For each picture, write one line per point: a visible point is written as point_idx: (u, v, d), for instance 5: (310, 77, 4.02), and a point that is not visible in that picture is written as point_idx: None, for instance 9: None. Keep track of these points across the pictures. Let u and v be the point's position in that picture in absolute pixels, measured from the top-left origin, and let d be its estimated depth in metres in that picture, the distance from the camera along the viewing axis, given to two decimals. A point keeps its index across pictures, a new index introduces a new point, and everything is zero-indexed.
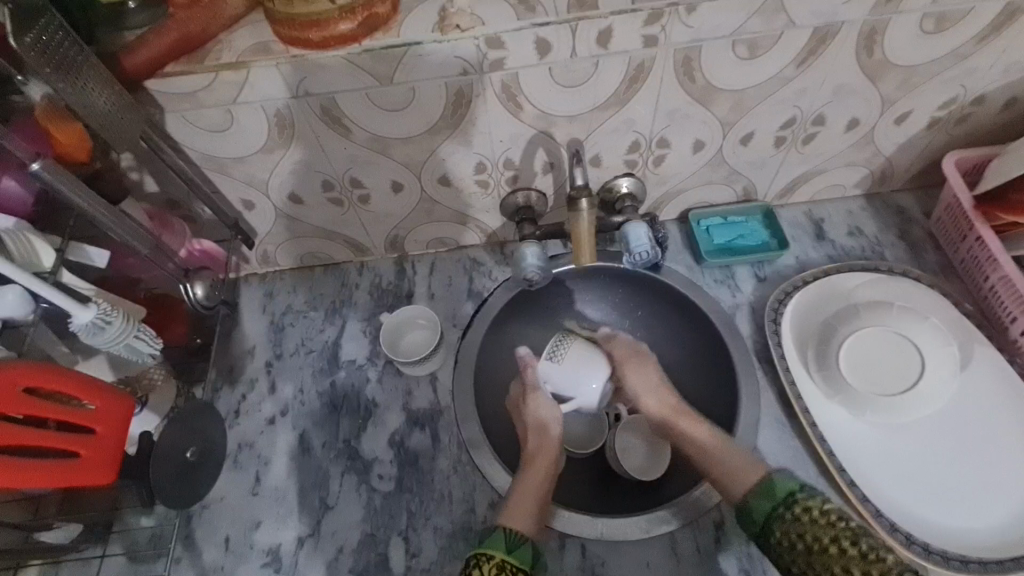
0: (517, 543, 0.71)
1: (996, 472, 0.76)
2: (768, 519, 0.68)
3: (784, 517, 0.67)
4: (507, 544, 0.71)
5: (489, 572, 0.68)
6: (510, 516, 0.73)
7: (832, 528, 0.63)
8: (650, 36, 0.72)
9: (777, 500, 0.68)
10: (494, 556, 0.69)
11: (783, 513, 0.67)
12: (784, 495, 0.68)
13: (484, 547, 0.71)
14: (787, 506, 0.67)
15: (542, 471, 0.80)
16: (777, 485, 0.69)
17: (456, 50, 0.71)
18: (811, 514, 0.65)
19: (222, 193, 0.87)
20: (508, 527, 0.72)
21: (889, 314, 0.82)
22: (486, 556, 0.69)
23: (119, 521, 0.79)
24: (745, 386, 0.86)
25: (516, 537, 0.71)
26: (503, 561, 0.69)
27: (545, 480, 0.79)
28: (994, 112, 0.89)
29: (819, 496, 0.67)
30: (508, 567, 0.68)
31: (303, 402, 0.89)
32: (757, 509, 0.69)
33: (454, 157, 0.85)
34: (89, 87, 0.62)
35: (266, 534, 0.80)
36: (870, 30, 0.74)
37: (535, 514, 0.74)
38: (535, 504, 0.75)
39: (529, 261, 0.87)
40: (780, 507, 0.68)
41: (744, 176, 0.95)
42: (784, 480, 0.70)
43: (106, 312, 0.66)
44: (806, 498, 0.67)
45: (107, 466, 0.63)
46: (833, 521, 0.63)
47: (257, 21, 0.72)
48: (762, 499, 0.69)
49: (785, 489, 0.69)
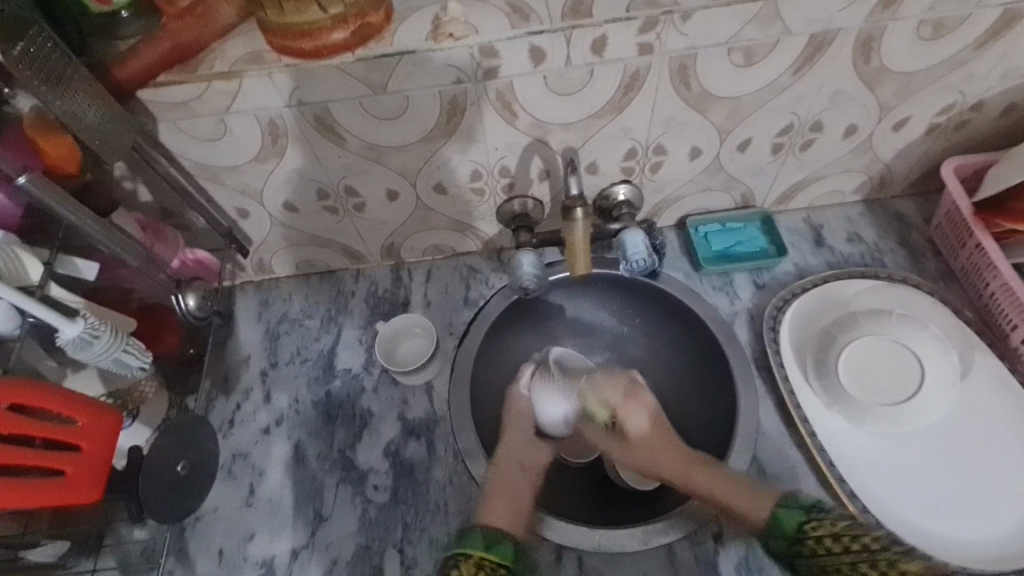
0: (495, 540, 0.71)
1: (997, 481, 0.75)
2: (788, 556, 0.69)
3: (805, 548, 0.67)
4: (485, 542, 0.70)
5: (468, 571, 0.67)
6: (488, 519, 0.74)
7: (848, 554, 0.65)
8: (645, 44, 0.71)
9: (788, 537, 0.69)
10: (472, 555, 0.69)
11: (799, 550, 0.68)
12: (794, 531, 0.69)
13: (461, 547, 0.70)
14: (801, 541, 0.68)
15: (512, 473, 0.81)
16: (784, 520, 0.69)
17: (449, 57, 0.70)
18: (825, 543, 0.66)
19: (216, 202, 0.87)
20: (486, 526, 0.73)
21: (889, 323, 0.81)
22: (464, 556, 0.69)
23: (111, 533, 0.78)
24: (743, 395, 0.85)
25: (493, 535, 0.71)
26: (481, 559, 0.68)
27: (518, 481, 0.81)
28: (994, 118, 0.88)
29: (828, 517, 0.68)
30: (486, 565, 0.68)
31: (298, 411, 0.89)
32: (776, 548, 0.70)
33: (450, 165, 0.84)
34: (79, 99, 0.62)
35: (260, 545, 0.79)
36: (867, 37, 0.74)
37: (509, 513, 0.75)
38: (508, 503, 0.77)
39: (525, 269, 0.87)
40: (794, 543, 0.68)
41: (742, 183, 0.94)
42: (790, 510, 0.70)
43: (93, 326, 0.66)
44: (817, 527, 0.67)
45: (93, 484, 0.62)
46: (848, 547, 0.65)
47: (250, 30, 0.72)
48: (778, 538, 0.69)
49: (794, 522, 0.69)
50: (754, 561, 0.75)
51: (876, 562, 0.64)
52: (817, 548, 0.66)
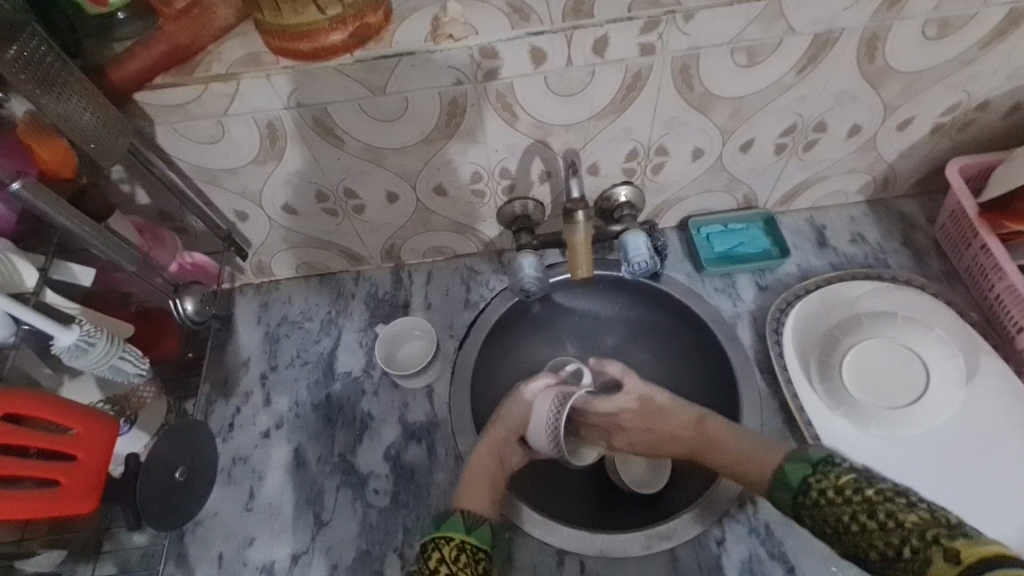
0: (474, 525, 0.72)
1: (1002, 484, 0.74)
2: (795, 511, 0.64)
3: (806, 498, 0.62)
4: (465, 526, 0.71)
5: (448, 553, 0.67)
6: (465, 503, 0.74)
7: (848, 505, 0.58)
8: (647, 44, 0.71)
9: (794, 491, 0.64)
10: (452, 538, 0.69)
11: (804, 501, 0.63)
12: (800, 482, 0.64)
13: (442, 531, 0.70)
14: (807, 492, 0.63)
15: (495, 456, 0.79)
16: (790, 474, 0.65)
17: (448, 59, 0.69)
18: (829, 495, 0.60)
19: (214, 205, 0.86)
20: (464, 511, 0.73)
21: (893, 325, 0.80)
22: (444, 539, 0.69)
23: (110, 539, 0.77)
24: (746, 398, 0.84)
25: (472, 519, 0.72)
26: (462, 541, 0.69)
27: (498, 464, 0.79)
28: (999, 117, 0.87)
29: (833, 470, 0.62)
30: (467, 547, 0.68)
31: (298, 415, 0.88)
32: (781, 501, 0.66)
33: (450, 166, 0.83)
34: (73, 103, 0.61)
35: (260, 550, 0.79)
36: (871, 35, 0.73)
37: (487, 495, 0.75)
38: (486, 482, 0.76)
39: (526, 271, 0.86)
40: (799, 496, 0.63)
41: (744, 183, 0.93)
42: (796, 464, 0.66)
43: (89, 334, 0.65)
44: (821, 479, 0.62)
45: (88, 494, 0.61)
46: (849, 498, 0.58)
47: (248, 31, 0.72)
48: (783, 489, 0.66)
49: (799, 475, 0.65)
50: (757, 565, 0.74)
51: (875, 512, 0.56)
52: (820, 498, 0.61)
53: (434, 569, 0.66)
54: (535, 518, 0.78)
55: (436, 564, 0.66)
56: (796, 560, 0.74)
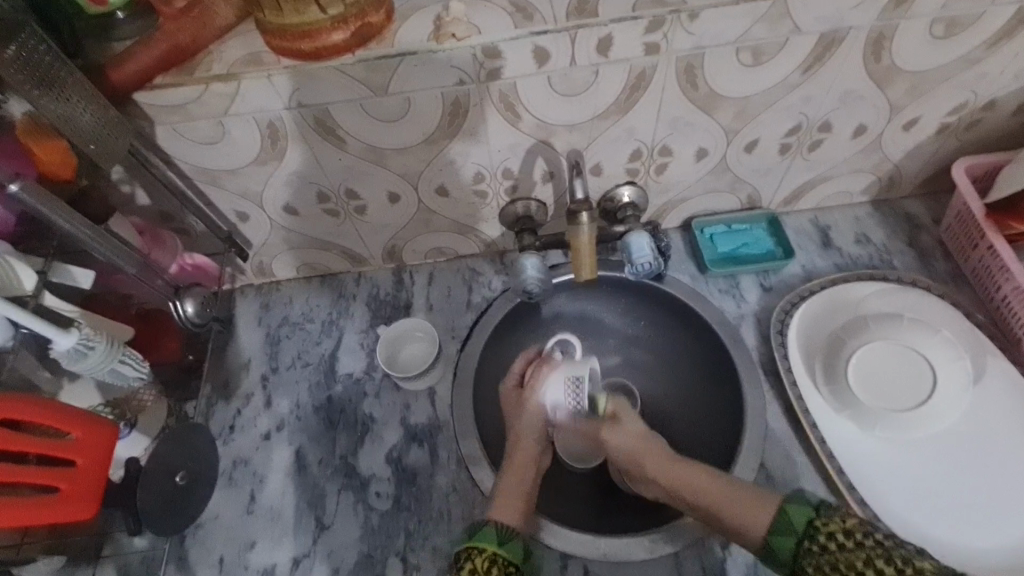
0: (507, 536, 0.69)
1: (1010, 488, 0.74)
2: (794, 560, 0.62)
3: (813, 544, 0.61)
4: (498, 537, 0.68)
5: (481, 564, 0.66)
6: (497, 515, 0.72)
7: (862, 549, 0.57)
8: (651, 43, 0.70)
9: (799, 535, 0.62)
10: (486, 549, 0.67)
11: (807, 548, 0.61)
12: (805, 525, 0.63)
13: (473, 541, 0.68)
14: (811, 537, 0.61)
15: (522, 471, 0.78)
16: (793, 515, 0.64)
17: (451, 58, 0.69)
18: (837, 540, 0.59)
19: (215, 206, 0.86)
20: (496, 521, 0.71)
21: (898, 328, 0.79)
22: (478, 549, 0.67)
23: (110, 542, 0.76)
24: (751, 400, 0.83)
25: (506, 530, 0.69)
26: (494, 553, 0.66)
27: (529, 480, 0.77)
28: (1005, 117, 0.86)
29: (837, 512, 0.61)
30: (500, 559, 0.66)
31: (299, 417, 0.87)
32: (782, 551, 0.63)
33: (452, 167, 0.83)
34: (72, 103, 0.60)
35: (261, 554, 0.78)
36: (878, 35, 0.72)
37: (520, 509, 0.73)
38: (518, 498, 0.74)
39: (528, 273, 0.85)
40: (804, 540, 0.62)
41: (748, 184, 0.93)
42: (800, 506, 0.64)
43: (88, 337, 0.65)
44: (827, 522, 0.61)
45: (89, 500, 0.61)
46: (862, 543, 0.58)
47: (249, 31, 0.71)
48: (784, 535, 0.63)
49: (803, 517, 0.63)
50: (762, 569, 0.73)
51: (892, 557, 0.56)
52: (829, 544, 0.59)
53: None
54: (538, 521, 0.78)
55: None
56: None
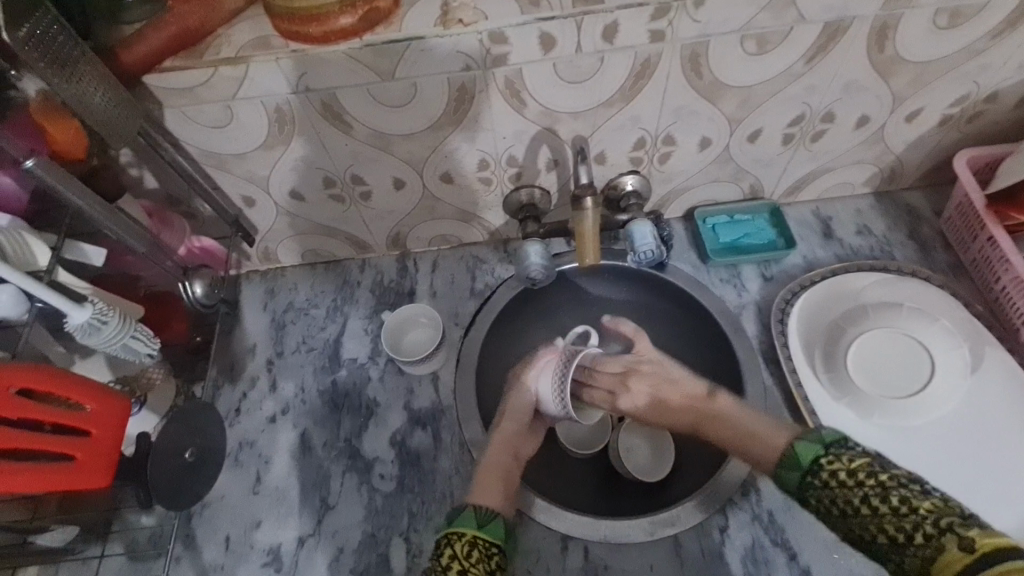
0: (487, 519, 0.67)
1: (1005, 474, 0.75)
2: (801, 491, 0.61)
3: (816, 479, 0.59)
4: (477, 521, 0.67)
5: (461, 550, 0.64)
6: (476, 496, 0.71)
7: (861, 488, 0.56)
8: (657, 30, 0.70)
9: (802, 471, 0.61)
10: (464, 533, 0.65)
11: (812, 481, 0.59)
12: (811, 462, 0.60)
13: (453, 527, 0.67)
14: (815, 473, 0.60)
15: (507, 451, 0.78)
16: (801, 453, 0.61)
17: (457, 44, 0.69)
18: (839, 477, 0.57)
19: (222, 190, 0.86)
20: (477, 505, 0.69)
21: (898, 316, 0.81)
22: (456, 534, 0.66)
23: (119, 519, 0.78)
24: (751, 388, 0.84)
25: (485, 513, 0.68)
26: (474, 536, 0.65)
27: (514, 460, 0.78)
28: (1008, 109, 0.87)
29: (847, 451, 0.59)
30: (480, 542, 0.65)
31: (304, 401, 0.88)
32: (789, 482, 0.62)
33: (458, 153, 0.83)
34: (84, 83, 0.61)
35: (266, 533, 0.79)
36: (881, 25, 0.73)
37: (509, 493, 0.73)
38: (500, 483, 0.73)
39: (532, 259, 0.86)
40: (808, 476, 0.60)
41: (750, 174, 0.93)
42: (808, 443, 0.62)
43: (101, 311, 0.66)
44: (832, 461, 0.59)
45: (102, 469, 0.62)
46: (863, 482, 0.56)
47: (258, 15, 0.71)
48: (792, 469, 0.62)
49: (810, 455, 0.60)
50: (759, 552, 0.74)
51: (890, 497, 0.54)
52: (832, 480, 0.58)
53: (445, 566, 0.62)
54: (540, 504, 0.79)
55: (449, 562, 0.63)
56: (798, 547, 0.74)
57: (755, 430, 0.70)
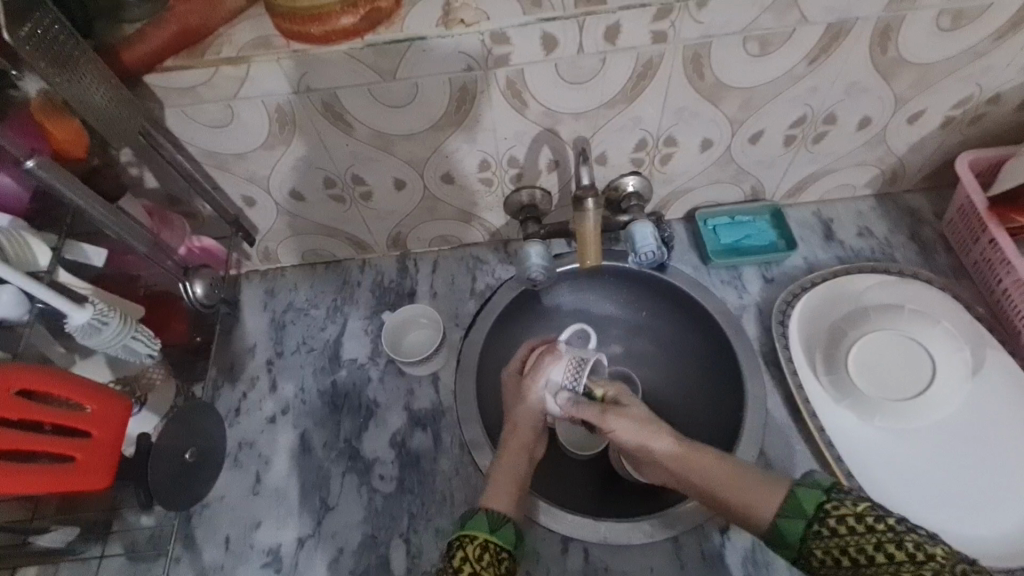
0: (498, 522, 0.68)
1: (1007, 477, 0.74)
2: (802, 544, 0.62)
3: (823, 528, 0.61)
4: (489, 523, 0.68)
5: (473, 552, 0.65)
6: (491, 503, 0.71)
7: (873, 535, 0.58)
8: (659, 31, 0.70)
9: (808, 518, 0.62)
10: (477, 536, 0.66)
11: (817, 531, 0.62)
12: (815, 508, 0.62)
13: (466, 528, 0.68)
14: (821, 520, 0.62)
15: (517, 456, 0.78)
16: (803, 499, 0.64)
17: (460, 44, 0.69)
18: (848, 523, 0.60)
19: (222, 190, 0.86)
20: (488, 508, 0.70)
21: (899, 318, 0.81)
22: (468, 536, 0.67)
23: (118, 520, 0.77)
24: (751, 390, 0.84)
25: (497, 516, 0.69)
26: (486, 540, 0.66)
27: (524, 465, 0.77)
28: (1010, 111, 0.87)
29: (849, 496, 0.62)
30: (492, 546, 0.66)
31: (303, 401, 0.88)
32: (790, 532, 0.63)
33: (458, 154, 0.83)
34: (86, 83, 0.61)
35: (266, 533, 0.79)
36: (884, 27, 0.73)
37: (515, 497, 0.73)
38: (512, 488, 0.73)
39: (533, 260, 0.86)
40: (813, 523, 0.62)
41: (752, 175, 0.93)
42: (809, 488, 0.64)
43: (102, 313, 0.66)
44: (838, 506, 0.61)
45: (102, 470, 0.62)
46: (872, 527, 0.59)
47: (259, 14, 0.71)
48: (795, 518, 0.63)
49: (813, 501, 0.63)
50: (760, 554, 0.74)
51: (903, 542, 0.57)
52: (840, 528, 0.60)
53: (457, 568, 0.64)
54: (540, 506, 0.79)
55: (461, 564, 0.64)
56: None
57: (743, 485, 0.68)
